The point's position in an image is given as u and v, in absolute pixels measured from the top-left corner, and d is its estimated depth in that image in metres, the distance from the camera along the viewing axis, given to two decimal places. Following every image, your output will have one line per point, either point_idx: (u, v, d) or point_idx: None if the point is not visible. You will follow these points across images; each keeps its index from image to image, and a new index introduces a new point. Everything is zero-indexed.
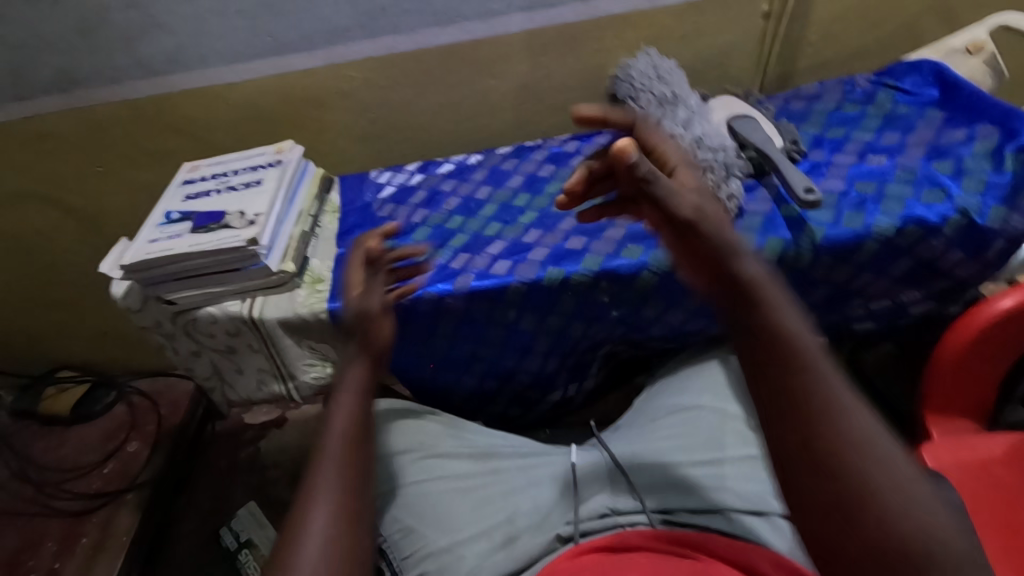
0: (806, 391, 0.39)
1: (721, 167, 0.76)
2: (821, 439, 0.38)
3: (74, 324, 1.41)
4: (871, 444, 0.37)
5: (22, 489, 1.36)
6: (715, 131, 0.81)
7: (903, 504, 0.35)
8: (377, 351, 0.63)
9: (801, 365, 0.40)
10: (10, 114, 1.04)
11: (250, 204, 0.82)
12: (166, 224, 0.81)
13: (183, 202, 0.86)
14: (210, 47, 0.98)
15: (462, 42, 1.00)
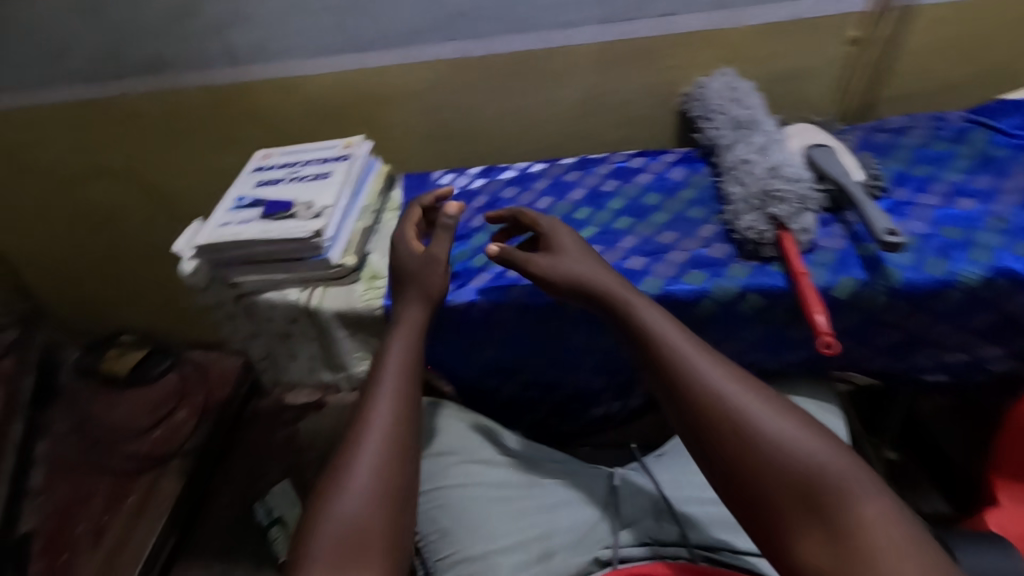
0: (719, 434, 0.52)
1: (797, 199, 0.73)
2: (724, 446, 0.51)
3: (139, 292, 1.48)
4: (778, 464, 0.49)
5: (78, 442, 1.43)
6: (792, 159, 0.78)
7: (815, 503, 0.47)
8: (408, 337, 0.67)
9: (716, 418, 0.52)
10: (103, 91, 1.09)
11: (318, 195, 0.84)
12: (238, 208, 0.84)
13: (254, 188, 0.89)
14: (292, 41, 1.01)
15: (536, 50, 1.00)
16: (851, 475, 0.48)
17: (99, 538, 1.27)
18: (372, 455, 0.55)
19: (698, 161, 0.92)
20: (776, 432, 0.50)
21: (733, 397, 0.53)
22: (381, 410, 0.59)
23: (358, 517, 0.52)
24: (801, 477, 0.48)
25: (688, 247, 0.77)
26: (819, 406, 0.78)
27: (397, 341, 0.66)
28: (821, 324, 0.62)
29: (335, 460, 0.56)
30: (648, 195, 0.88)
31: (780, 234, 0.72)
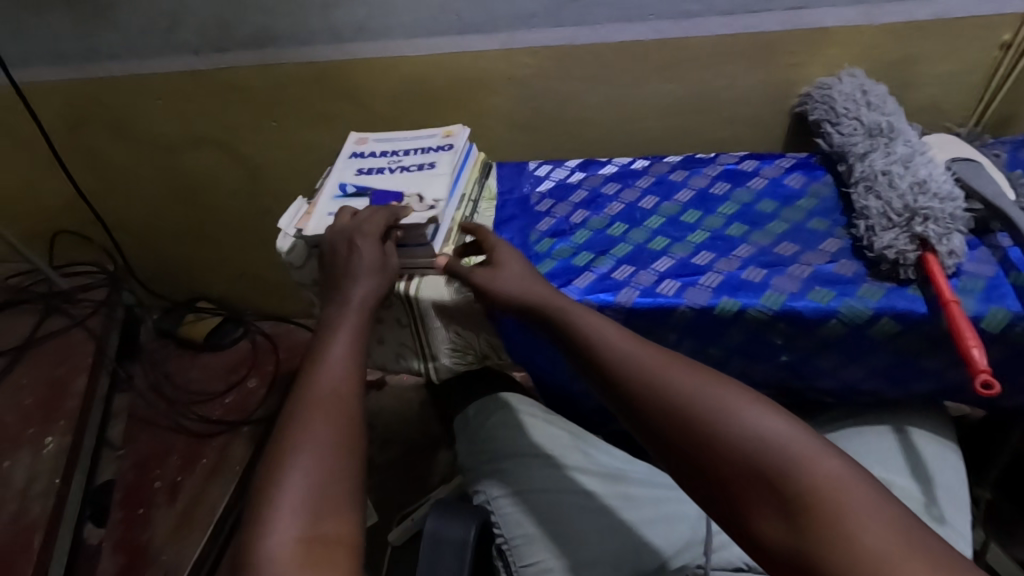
0: (671, 424, 0.48)
1: (947, 218, 0.66)
2: (673, 434, 0.47)
3: (219, 261, 1.52)
4: (728, 440, 0.45)
5: (155, 401, 1.49)
6: (937, 171, 0.72)
7: (768, 476, 0.42)
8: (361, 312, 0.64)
9: (667, 408, 0.48)
10: (207, 62, 1.11)
11: (427, 188, 0.83)
12: (343, 198, 0.84)
13: (356, 176, 0.88)
14: (397, 20, 0.99)
15: (648, 40, 0.95)
16: (800, 438, 0.44)
17: (174, 495, 1.32)
18: (330, 410, 0.52)
19: (819, 168, 0.86)
20: (723, 408, 0.46)
21: (675, 381, 0.49)
22: (335, 364, 0.57)
23: (323, 471, 0.48)
24: (747, 449, 0.44)
25: (812, 261, 0.72)
26: (934, 442, 0.74)
27: (347, 308, 0.64)
28: (977, 358, 0.57)
29: (286, 420, 0.52)
30: (763, 202, 0.83)
31: (924, 254, 0.66)
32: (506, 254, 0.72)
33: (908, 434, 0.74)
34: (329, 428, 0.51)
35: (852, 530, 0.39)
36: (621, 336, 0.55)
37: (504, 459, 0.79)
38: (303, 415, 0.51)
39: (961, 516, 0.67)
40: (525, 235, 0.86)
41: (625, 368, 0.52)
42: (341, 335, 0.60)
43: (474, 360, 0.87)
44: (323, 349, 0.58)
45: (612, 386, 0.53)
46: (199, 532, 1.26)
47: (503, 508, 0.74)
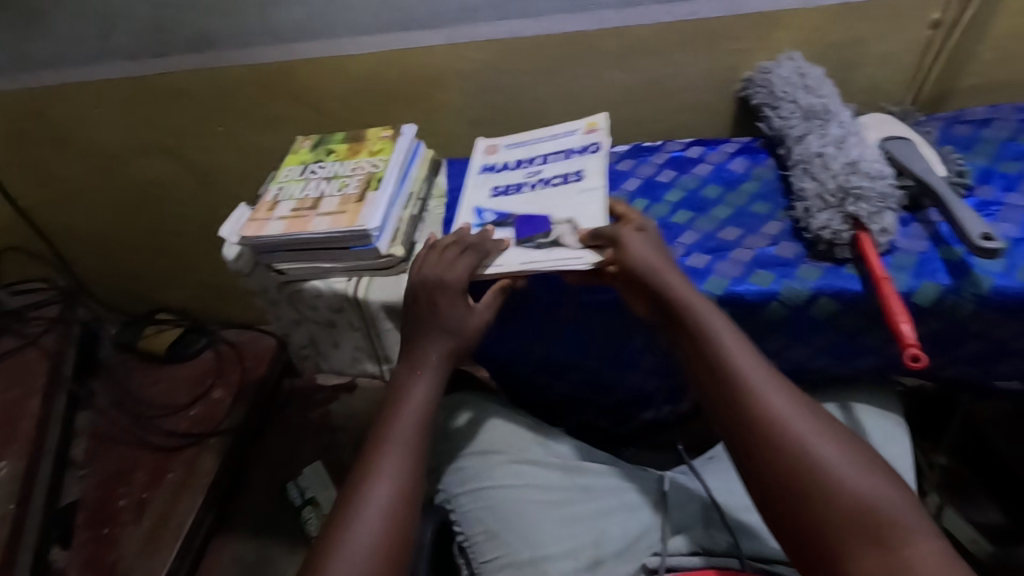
0: (780, 456, 0.51)
1: (878, 197, 0.68)
2: (776, 462, 0.51)
3: (177, 271, 1.49)
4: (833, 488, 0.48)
5: (117, 417, 1.45)
6: (869, 151, 0.73)
7: (863, 534, 0.46)
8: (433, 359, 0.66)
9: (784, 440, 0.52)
10: (146, 68, 1.08)
11: (578, 202, 0.77)
12: (483, 226, 0.78)
13: (490, 198, 0.83)
14: (339, 18, 0.97)
15: (592, 31, 0.95)
16: (905, 511, 0.47)
17: (141, 513, 1.29)
18: (403, 449, 0.60)
19: (762, 152, 0.87)
20: (836, 461, 0.50)
21: (795, 423, 0.52)
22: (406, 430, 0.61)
23: (392, 508, 0.56)
24: (851, 500, 0.48)
25: (754, 245, 0.73)
26: (881, 416, 0.75)
27: (428, 363, 0.66)
28: (907, 333, 0.58)
29: (366, 454, 0.60)
30: (708, 187, 0.84)
31: (858, 233, 0.67)
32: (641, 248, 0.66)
33: (855, 409, 0.76)
34: (397, 471, 0.58)
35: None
36: (749, 361, 0.57)
37: (465, 457, 0.78)
38: (381, 454, 0.59)
39: None
40: None
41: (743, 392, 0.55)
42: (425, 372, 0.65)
43: None
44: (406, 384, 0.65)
45: (720, 398, 0.56)
46: (168, 549, 1.23)
47: (463, 506, 0.74)
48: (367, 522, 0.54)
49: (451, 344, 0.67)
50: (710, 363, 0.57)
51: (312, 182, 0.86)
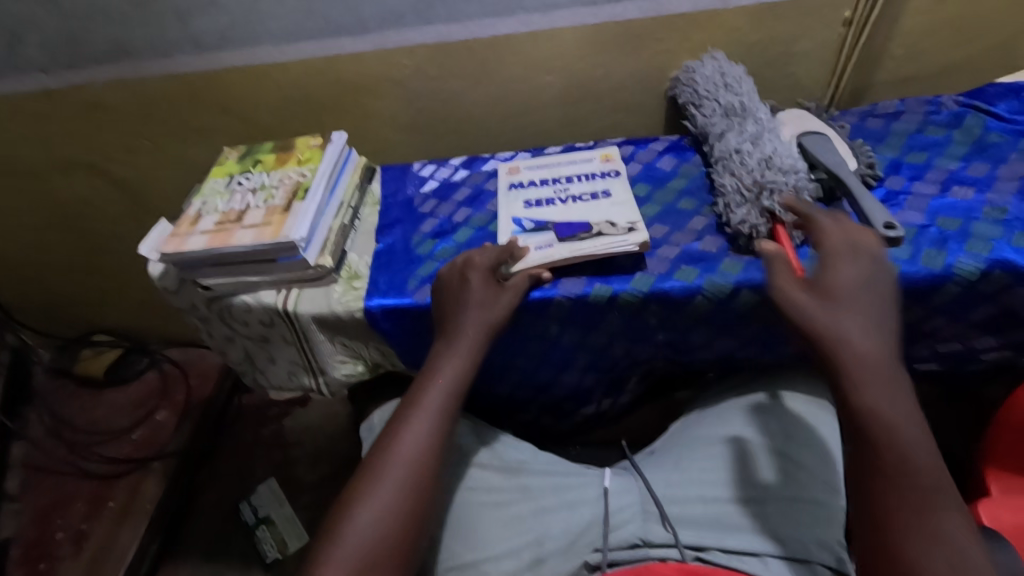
0: (873, 429, 0.52)
1: (791, 190, 0.71)
2: (869, 430, 0.52)
3: (112, 290, 1.43)
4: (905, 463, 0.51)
5: (53, 447, 1.39)
6: (786, 146, 0.76)
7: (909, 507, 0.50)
8: (468, 351, 0.68)
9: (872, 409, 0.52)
10: (60, 81, 1.03)
11: (612, 214, 0.77)
12: (524, 233, 0.78)
13: (526, 210, 0.82)
14: (263, 26, 0.95)
15: (520, 34, 0.95)
16: (947, 487, 0.51)
17: (80, 545, 1.23)
18: (431, 416, 0.65)
19: (688, 149, 0.89)
20: (914, 439, 0.52)
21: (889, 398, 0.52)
22: (425, 416, 0.65)
23: (413, 465, 0.61)
24: (919, 474, 0.50)
25: (680, 241, 0.75)
26: (810, 401, 0.76)
27: (456, 345, 0.68)
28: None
29: (400, 412, 0.66)
30: (637, 185, 0.85)
31: (774, 227, 0.70)
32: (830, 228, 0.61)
33: (782, 396, 0.77)
34: (422, 433, 0.64)
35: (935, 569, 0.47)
36: (873, 335, 0.54)
37: None
38: (399, 436, 0.63)
39: (831, 471, 0.69)
40: (407, 239, 0.85)
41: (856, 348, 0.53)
42: (460, 345, 0.68)
43: (367, 369, 0.85)
44: (443, 352, 0.69)
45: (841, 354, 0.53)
46: None
47: None
48: (391, 475, 0.61)
49: (482, 319, 0.69)
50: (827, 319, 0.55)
51: (237, 194, 0.84)
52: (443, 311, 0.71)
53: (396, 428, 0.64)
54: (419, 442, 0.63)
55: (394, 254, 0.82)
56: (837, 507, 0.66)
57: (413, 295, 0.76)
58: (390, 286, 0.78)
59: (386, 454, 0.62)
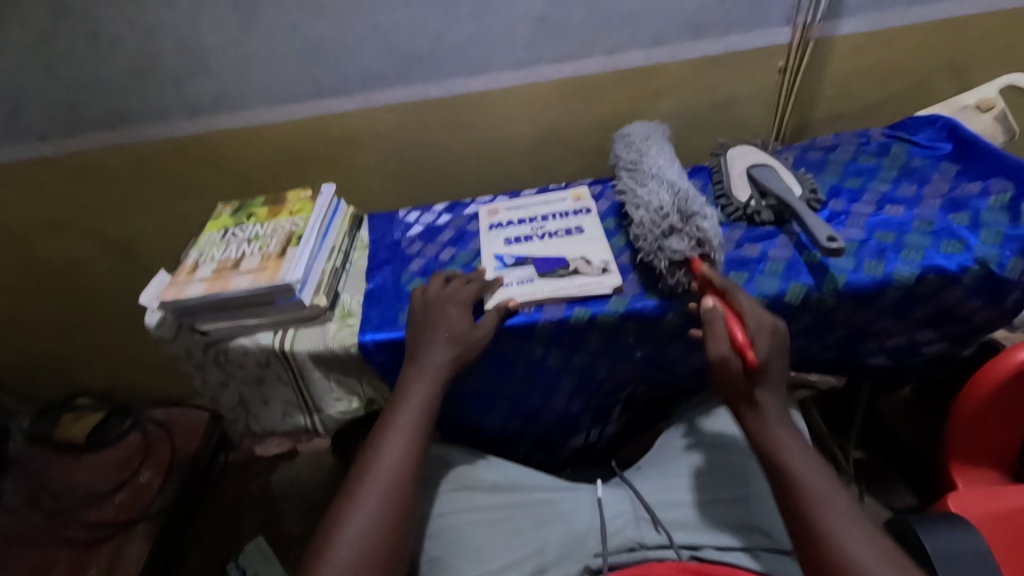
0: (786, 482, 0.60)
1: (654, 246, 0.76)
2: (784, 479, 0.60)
3: (98, 350, 1.43)
4: (805, 483, 0.59)
5: (30, 515, 1.34)
6: (654, 193, 0.82)
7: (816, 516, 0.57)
8: (441, 360, 0.72)
9: (772, 442, 0.62)
10: (58, 148, 1.09)
11: (587, 250, 0.85)
12: (506, 268, 0.84)
13: (507, 245, 0.89)
14: (255, 90, 1.03)
15: (492, 89, 1.05)
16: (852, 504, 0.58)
17: None
18: (401, 442, 0.67)
19: None
20: (817, 476, 0.60)
21: (785, 439, 0.62)
22: (401, 436, 0.68)
23: (387, 492, 0.63)
24: (831, 500, 0.57)
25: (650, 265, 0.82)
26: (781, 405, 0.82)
27: (426, 365, 0.72)
28: (740, 337, 0.64)
29: (368, 445, 0.68)
30: (608, 219, 0.93)
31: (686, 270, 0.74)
32: (756, 308, 0.68)
33: None
34: (399, 452, 0.66)
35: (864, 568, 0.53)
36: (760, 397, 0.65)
37: None
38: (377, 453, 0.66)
39: None
40: (396, 278, 0.90)
41: (756, 397, 0.64)
42: (427, 376, 0.71)
43: (361, 405, 0.88)
44: (409, 384, 0.71)
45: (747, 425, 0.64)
46: None
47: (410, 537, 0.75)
48: (369, 500, 0.63)
49: (451, 348, 0.72)
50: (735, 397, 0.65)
51: (233, 244, 0.89)
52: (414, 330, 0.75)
53: (372, 452, 0.67)
54: (399, 458, 0.66)
55: (385, 292, 0.87)
56: None
57: (405, 328, 0.80)
58: (382, 320, 0.82)
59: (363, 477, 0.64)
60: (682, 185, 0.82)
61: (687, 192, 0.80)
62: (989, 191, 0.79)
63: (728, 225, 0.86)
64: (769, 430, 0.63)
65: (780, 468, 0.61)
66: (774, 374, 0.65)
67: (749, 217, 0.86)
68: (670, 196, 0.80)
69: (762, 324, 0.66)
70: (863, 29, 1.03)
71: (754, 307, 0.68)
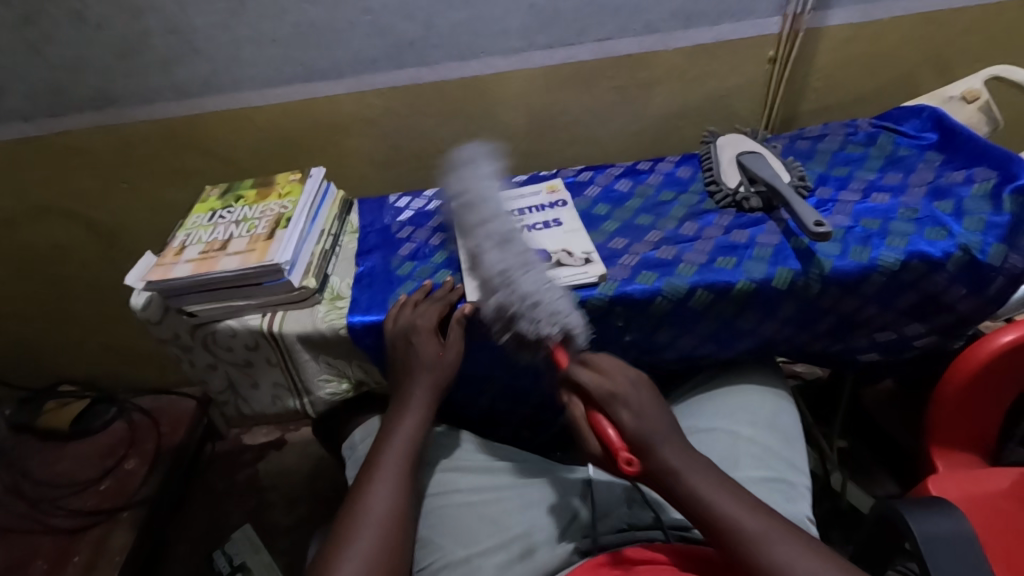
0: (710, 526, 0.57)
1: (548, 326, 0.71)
2: (709, 527, 0.57)
3: (82, 337, 1.41)
4: (743, 526, 0.55)
5: (14, 504, 1.32)
6: (485, 294, 0.75)
7: (762, 557, 0.54)
8: (423, 397, 0.74)
9: (694, 496, 0.57)
10: (42, 129, 1.07)
11: (568, 242, 0.84)
12: None
13: None
14: (243, 72, 1.02)
15: (483, 75, 1.04)
16: (777, 530, 0.55)
17: None
18: (393, 477, 0.68)
19: (642, 172, 0.99)
20: (737, 516, 0.56)
21: (706, 486, 0.58)
22: (391, 476, 0.68)
23: (383, 528, 0.64)
24: (759, 532, 0.55)
25: (640, 251, 0.82)
26: (769, 392, 0.83)
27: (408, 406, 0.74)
28: (612, 439, 0.60)
29: (357, 488, 0.68)
30: (598, 206, 0.93)
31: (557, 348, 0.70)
32: (602, 366, 0.64)
33: (744, 386, 0.84)
34: (388, 496, 0.66)
35: None
36: (671, 442, 0.60)
37: None
38: (367, 494, 0.66)
39: (794, 454, 0.76)
40: (386, 262, 0.90)
41: (665, 460, 0.59)
42: (412, 411, 0.74)
43: (351, 387, 0.88)
44: (396, 421, 0.73)
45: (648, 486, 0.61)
46: None
47: None
48: (365, 535, 0.63)
49: (430, 380, 0.74)
50: (628, 467, 0.61)
51: (220, 226, 0.88)
52: (394, 366, 0.77)
53: (359, 495, 0.67)
54: (391, 500, 0.66)
55: (375, 276, 0.87)
56: (803, 486, 0.73)
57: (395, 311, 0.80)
58: (372, 303, 0.82)
59: (354, 526, 0.64)
60: (498, 272, 0.73)
61: (505, 288, 0.71)
62: (972, 180, 0.80)
63: (717, 212, 0.87)
64: (689, 485, 0.58)
65: (711, 520, 0.57)
66: (661, 427, 0.60)
67: (737, 204, 0.86)
68: (494, 300, 0.73)
69: (618, 386, 0.62)
70: (851, 20, 1.04)
71: (599, 375, 0.63)
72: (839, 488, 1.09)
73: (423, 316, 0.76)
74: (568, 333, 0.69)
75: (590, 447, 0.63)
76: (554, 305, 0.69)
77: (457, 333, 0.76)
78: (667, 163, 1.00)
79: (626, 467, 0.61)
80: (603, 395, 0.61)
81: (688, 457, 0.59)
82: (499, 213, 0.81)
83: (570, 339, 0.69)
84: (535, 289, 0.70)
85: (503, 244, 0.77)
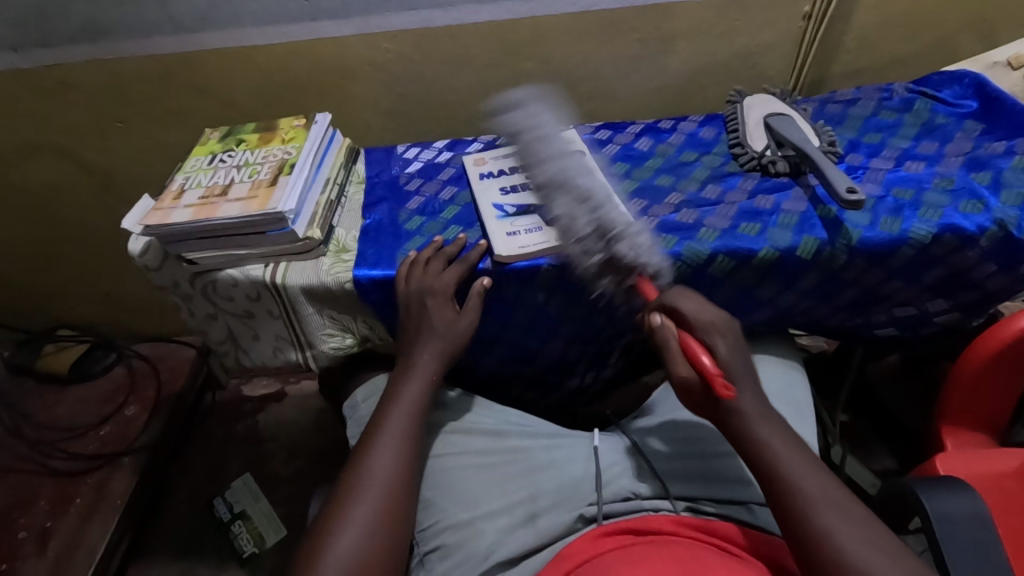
0: (767, 474, 0.56)
1: (640, 246, 0.71)
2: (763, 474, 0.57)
3: (79, 281, 1.39)
4: (800, 489, 0.55)
5: (14, 444, 1.32)
6: (569, 212, 0.73)
7: (813, 520, 0.53)
8: (431, 359, 0.72)
9: (762, 449, 0.57)
10: (32, 61, 1.01)
11: None
12: (507, 218, 0.78)
13: (504, 195, 0.83)
14: (245, 8, 0.96)
15: (500, 22, 0.98)
16: (831, 494, 0.54)
17: (44, 544, 1.17)
18: (397, 440, 0.67)
19: (664, 131, 0.94)
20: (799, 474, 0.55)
21: (774, 445, 0.57)
22: (395, 440, 0.67)
23: (386, 492, 0.63)
24: (807, 492, 0.54)
25: (659, 214, 0.79)
26: (783, 364, 0.81)
27: (414, 370, 0.72)
28: (708, 366, 0.58)
29: (360, 449, 0.67)
30: (616, 164, 0.89)
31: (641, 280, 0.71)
32: (696, 300, 0.65)
33: (758, 358, 0.82)
34: (390, 461, 0.65)
35: (848, 555, 0.50)
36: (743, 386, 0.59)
37: None
38: (368, 458, 0.65)
39: (806, 428, 0.75)
40: (394, 215, 0.86)
41: (737, 405, 0.58)
42: (415, 376, 0.72)
43: (355, 342, 0.86)
44: (400, 385, 0.72)
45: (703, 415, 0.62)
46: None
47: None
48: (366, 499, 0.62)
49: (440, 344, 0.73)
50: (693, 400, 0.61)
51: (221, 170, 0.84)
52: (405, 325, 0.74)
53: (362, 457, 0.66)
54: (395, 465, 0.65)
55: (382, 229, 0.84)
56: None
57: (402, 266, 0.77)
58: (379, 257, 0.79)
59: (356, 490, 0.63)
60: (606, 195, 0.76)
61: (613, 207, 0.74)
62: (1014, 151, 0.77)
63: (740, 176, 0.83)
64: (756, 436, 0.57)
65: (770, 473, 0.56)
66: (745, 374, 0.61)
67: (763, 168, 0.83)
68: (590, 219, 0.72)
69: (709, 319, 0.62)
70: None
71: (698, 305, 0.64)
72: (838, 460, 1.08)
73: (437, 279, 0.73)
74: (659, 272, 0.71)
75: (683, 372, 0.59)
76: (642, 239, 0.72)
77: (474, 301, 0.74)
78: (690, 122, 0.95)
79: (693, 400, 0.61)
80: (694, 318, 0.62)
81: (759, 410, 0.59)
82: (577, 150, 0.84)
83: (655, 275, 0.71)
84: (627, 219, 0.73)
85: (583, 179, 0.78)
